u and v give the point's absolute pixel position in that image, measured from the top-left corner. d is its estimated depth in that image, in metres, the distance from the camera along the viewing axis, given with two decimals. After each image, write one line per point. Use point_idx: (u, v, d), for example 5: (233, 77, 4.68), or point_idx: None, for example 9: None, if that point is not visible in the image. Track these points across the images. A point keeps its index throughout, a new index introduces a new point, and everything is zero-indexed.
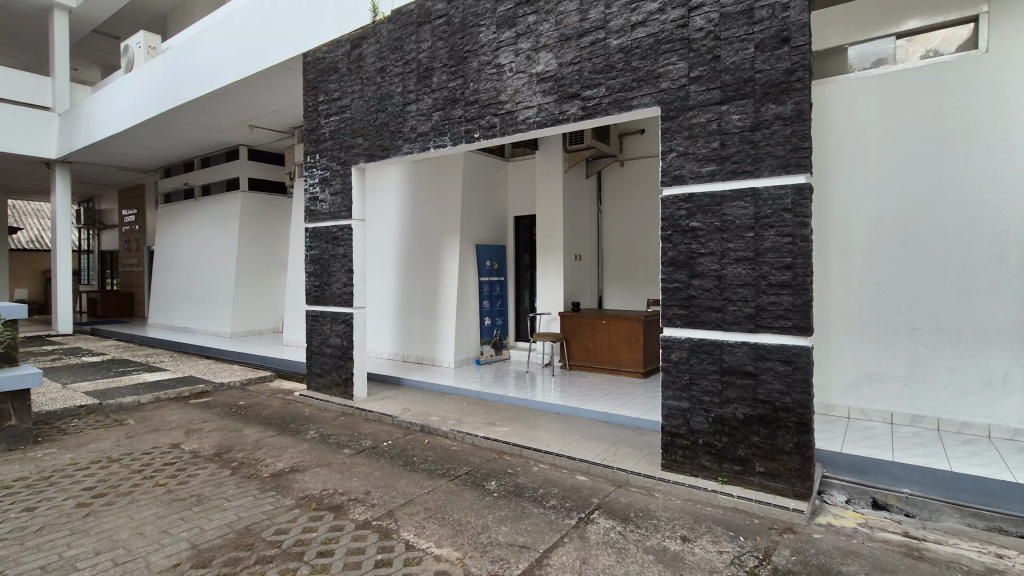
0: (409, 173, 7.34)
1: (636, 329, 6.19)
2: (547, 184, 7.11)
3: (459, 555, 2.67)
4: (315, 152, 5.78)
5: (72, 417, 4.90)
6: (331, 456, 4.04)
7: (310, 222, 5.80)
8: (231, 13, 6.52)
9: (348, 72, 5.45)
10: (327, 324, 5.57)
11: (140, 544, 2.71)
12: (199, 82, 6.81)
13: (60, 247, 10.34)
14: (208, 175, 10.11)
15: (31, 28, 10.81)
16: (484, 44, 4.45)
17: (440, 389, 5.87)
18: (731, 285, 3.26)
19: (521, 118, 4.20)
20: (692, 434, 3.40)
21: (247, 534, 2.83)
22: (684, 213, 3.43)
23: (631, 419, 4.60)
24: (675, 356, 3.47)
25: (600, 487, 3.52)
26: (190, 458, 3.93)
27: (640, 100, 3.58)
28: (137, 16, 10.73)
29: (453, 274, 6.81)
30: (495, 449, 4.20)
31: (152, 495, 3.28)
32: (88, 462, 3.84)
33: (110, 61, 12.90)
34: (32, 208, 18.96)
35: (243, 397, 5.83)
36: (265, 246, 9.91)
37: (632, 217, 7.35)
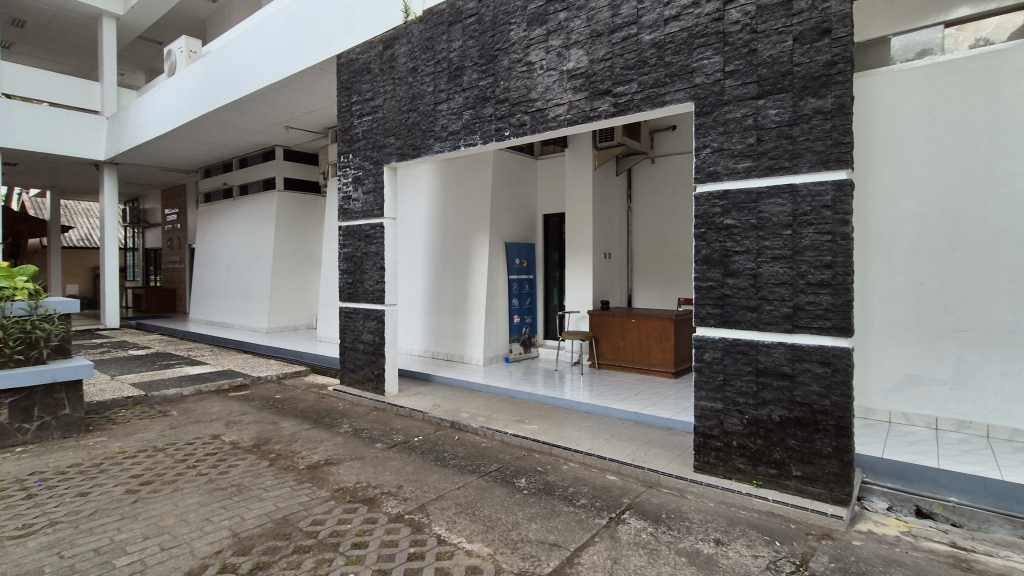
0: (440, 172, 7.40)
1: (667, 328, 6.09)
2: (577, 182, 7.08)
3: (490, 551, 2.69)
4: (348, 152, 5.90)
5: (120, 407, 5.12)
6: (364, 450, 4.11)
7: (343, 221, 5.91)
8: (267, 16, 6.69)
9: (380, 73, 5.53)
10: (360, 320, 5.67)
11: (185, 531, 2.81)
12: (238, 85, 7.01)
13: (108, 245, 10.79)
14: (245, 175, 10.42)
15: (81, 36, 11.34)
16: (514, 42, 4.45)
17: (469, 386, 5.91)
18: (767, 284, 3.18)
19: (551, 116, 4.19)
20: (726, 435, 3.34)
21: (285, 524, 2.91)
22: (718, 210, 3.36)
23: (662, 420, 4.54)
24: (708, 356, 3.41)
25: (631, 487, 3.49)
26: (230, 449, 4.06)
27: (674, 96, 3.52)
28: (178, 21, 11.11)
29: (482, 271, 6.85)
30: (524, 447, 4.20)
31: (195, 484, 3.40)
32: (135, 451, 4.00)
33: (153, 65, 13.39)
34: (82, 209, 19.88)
35: (279, 391, 5.99)
36: (299, 244, 10.14)
37: (663, 215, 7.24)
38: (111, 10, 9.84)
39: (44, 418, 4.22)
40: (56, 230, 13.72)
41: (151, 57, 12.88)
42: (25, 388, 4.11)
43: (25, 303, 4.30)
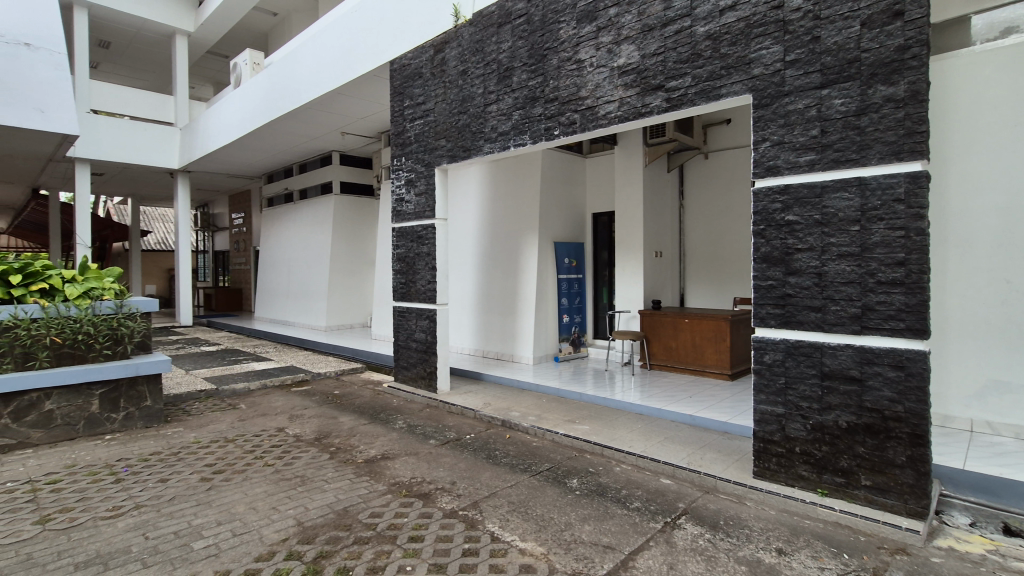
0: (489, 172, 7.47)
1: (723, 328, 5.89)
2: (627, 180, 6.97)
3: (544, 551, 2.69)
4: (401, 155, 6.05)
5: (194, 399, 5.47)
6: (418, 446, 4.21)
7: (396, 222, 6.06)
8: (324, 26, 6.95)
9: (432, 77, 5.64)
10: (413, 319, 5.80)
11: (254, 518, 2.97)
12: (298, 94, 7.34)
13: (182, 248, 11.53)
14: (305, 180, 10.89)
15: (157, 53, 12.19)
16: (564, 41, 4.44)
17: (519, 385, 5.93)
18: (833, 283, 3.02)
19: (601, 113, 4.15)
20: (788, 441, 3.20)
21: (345, 515, 3.03)
22: (778, 206, 3.23)
23: (719, 423, 4.40)
24: (769, 358, 3.28)
25: (687, 492, 3.41)
26: (293, 441, 4.25)
27: (730, 88, 3.41)
28: (242, 35, 11.72)
29: (531, 270, 6.86)
30: (576, 447, 4.18)
31: (262, 474, 3.59)
32: (208, 441, 4.26)
33: (220, 77, 14.19)
34: (160, 214, 21.37)
35: (338, 386, 6.23)
36: (354, 245, 10.47)
37: (718, 212, 7.01)
38: (183, 27, 10.51)
39: (129, 408, 4.57)
40: (136, 234, 14.82)
41: (219, 70, 13.65)
42: (113, 380, 4.46)
43: (111, 303, 4.67)
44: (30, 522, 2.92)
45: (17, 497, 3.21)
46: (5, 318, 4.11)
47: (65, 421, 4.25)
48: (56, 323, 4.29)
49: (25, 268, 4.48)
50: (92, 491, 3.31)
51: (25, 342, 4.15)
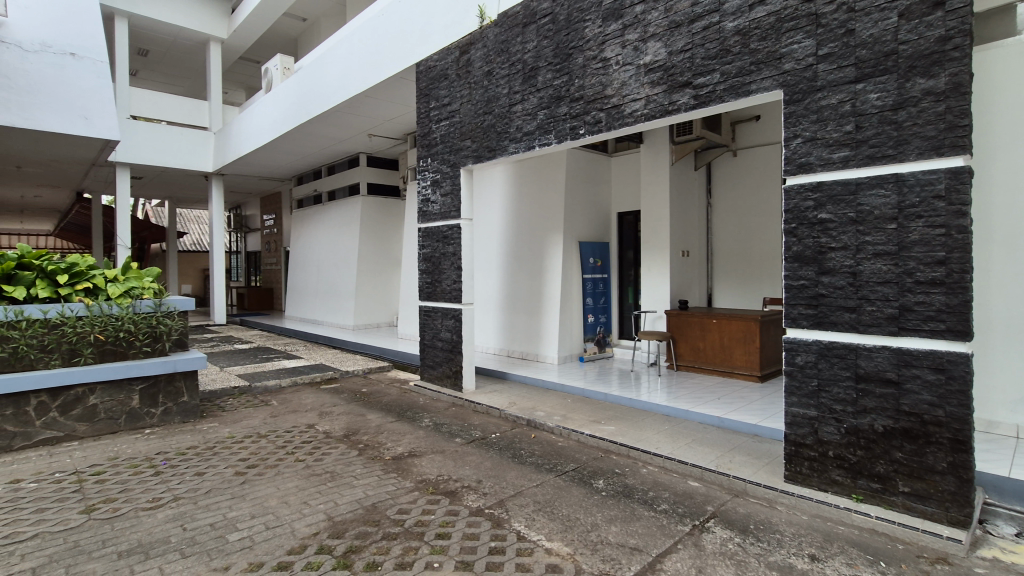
0: (514, 172, 7.49)
1: (752, 329, 5.76)
2: (653, 178, 6.90)
3: (570, 551, 2.69)
4: (427, 156, 6.11)
5: (228, 396, 5.63)
6: (445, 444, 4.25)
7: (422, 222, 6.12)
8: (352, 31, 7.07)
9: (457, 78, 5.68)
10: (439, 319, 5.85)
11: (286, 512, 3.05)
12: (326, 98, 7.48)
13: (216, 248, 11.88)
14: (333, 181, 11.09)
15: (192, 60, 12.59)
16: (589, 39, 4.41)
17: (544, 385, 5.92)
18: (868, 283, 2.94)
19: (627, 112, 4.12)
20: (820, 445, 3.12)
21: (374, 511, 3.08)
22: (811, 204, 3.15)
23: (748, 426, 4.32)
24: (801, 359, 3.20)
25: (715, 495, 3.36)
26: (323, 438, 4.34)
27: (760, 84, 3.34)
28: (272, 40, 12.01)
29: (556, 270, 6.85)
30: (602, 448, 4.16)
31: (293, 469, 3.68)
32: (242, 436, 4.38)
33: (251, 82, 14.56)
34: (194, 216, 22.08)
35: (366, 384, 6.33)
36: (381, 246, 10.61)
37: (746, 211, 6.88)
38: (217, 34, 10.81)
39: (168, 403, 4.73)
40: (173, 235, 15.32)
41: (251, 75, 14.02)
42: (152, 376, 4.63)
43: (150, 302, 4.84)
44: (76, 512, 3.05)
45: (65, 487, 3.37)
46: (53, 316, 4.31)
47: (108, 415, 4.43)
48: (99, 322, 4.47)
49: (71, 268, 4.68)
50: (134, 483, 3.45)
51: (72, 340, 4.35)
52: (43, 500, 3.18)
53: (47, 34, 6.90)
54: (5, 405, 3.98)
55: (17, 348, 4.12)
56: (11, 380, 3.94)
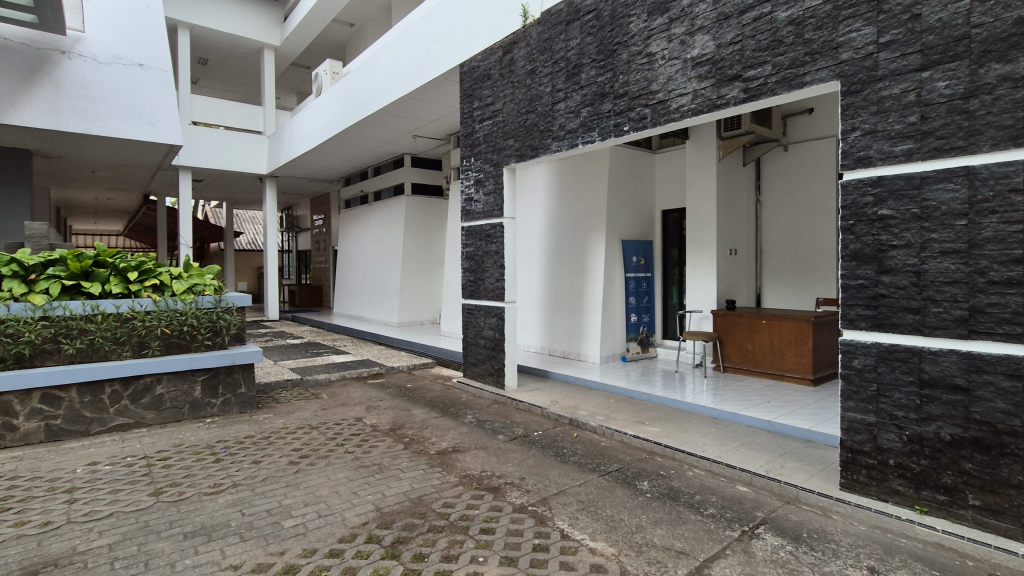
0: (556, 171, 7.46)
1: (804, 330, 5.54)
2: (698, 175, 6.75)
3: (615, 551, 2.67)
4: (470, 156, 6.17)
5: (282, 388, 5.88)
6: (487, 440, 4.29)
7: (465, 221, 6.20)
8: (398, 34, 7.23)
9: (500, 77, 5.71)
10: (482, 316, 5.91)
11: (336, 502, 3.16)
12: (374, 100, 7.67)
13: (269, 248, 12.39)
14: (379, 182, 11.37)
15: (247, 67, 13.17)
16: (634, 34, 4.35)
17: (586, 384, 5.88)
18: (934, 282, 2.78)
19: (674, 107, 4.04)
20: (880, 452, 2.97)
21: (420, 504, 3.14)
22: (870, 200, 2.99)
23: (800, 430, 4.16)
24: (858, 363, 3.05)
25: (766, 501, 3.25)
26: (370, 431, 4.46)
27: (815, 75, 3.20)
28: (321, 46, 12.42)
29: (599, 269, 6.79)
30: (646, 449, 4.10)
31: (342, 461, 3.80)
32: (295, 427, 4.57)
33: (302, 87, 15.11)
34: (250, 217, 23.15)
35: (411, 380, 6.48)
36: (424, 245, 10.80)
37: (798, 208, 6.61)
38: (270, 42, 11.27)
39: (227, 394, 4.98)
40: (230, 235, 16.09)
41: (302, 80, 14.56)
42: (213, 368, 4.89)
43: (211, 298, 5.09)
44: (146, 494, 3.26)
45: (135, 471, 3.60)
46: (124, 310, 4.61)
47: (173, 404, 4.70)
48: (166, 316, 4.76)
49: (140, 266, 4.99)
50: (196, 469, 3.65)
51: (141, 333, 4.64)
52: (117, 482, 3.41)
53: (118, 47, 7.35)
54: (84, 392, 4.30)
55: (93, 340, 4.43)
56: (89, 370, 4.25)
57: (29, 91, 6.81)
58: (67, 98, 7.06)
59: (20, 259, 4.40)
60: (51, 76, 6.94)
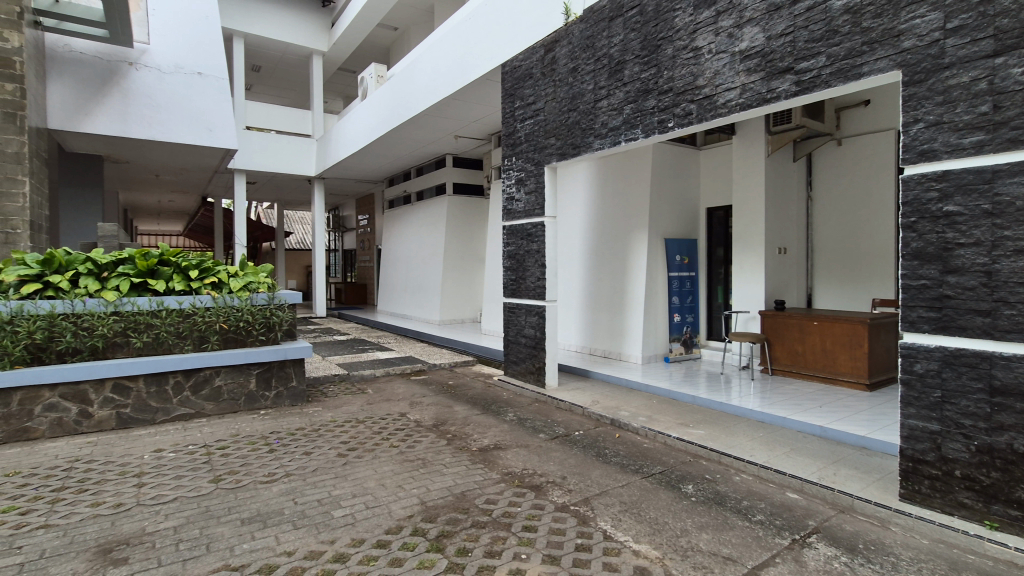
0: (597, 169, 7.39)
1: (859, 332, 5.29)
2: (746, 172, 6.55)
3: (659, 554, 2.64)
4: (512, 155, 6.19)
5: (330, 382, 6.09)
6: (529, 439, 4.31)
7: (507, 221, 6.23)
8: (441, 36, 7.33)
9: (542, 76, 5.71)
10: (523, 315, 5.94)
11: (383, 494, 3.24)
12: (417, 102, 7.82)
13: (317, 247, 12.80)
14: (421, 182, 11.57)
15: (297, 73, 13.66)
16: (679, 29, 4.27)
17: (628, 385, 5.81)
18: (1006, 283, 2.61)
19: (721, 102, 3.93)
20: (944, 463, 2.81)
21: (463, 499, 3.19)
22: (934, 195, 2.83)
23: (854, 438, 3.98)
24: (921, 367, 2.89)
25: (818, 509, 3.13)
26: (414, 426, 4.56)
27: (873, 65, 3.06)
28: (366, 50, 12.74)
29: (641, 267, 6.69)
30: (690, 451, 4.02)
31: (388, 454, 3.90)
32: (342, 420, 4.72)
33: (348, 91, 15.54)
34: (299, 217, 24.06)
35: (453, 377, 6.58)
36: (465, 244, 10.92)
37: (853, 205, 6.32)
38: (318, 47, 11.65)
39: (279, 387, 5.19)
40: (280, 235, 16.74)
41: (349, 84, 14.98)
42: (266, 362, 5.11)
43: (265, 295, 5.32)
44: (207, 480, 3.45)
45: (197, 458, 3.81)
46: (187, 306, 4.89)
47: (230, 396, 4.94)
48: (224, 312, 5.01)
49: (201, 265, 5.27)
50: (252, 458, 3.83)
51: (201, 328, 4.89)
52: (181, 468, 3.62)
53: (180, 56, 7.78)
54: (150, 383, 4.57)
55: (159, 334, 4.71)
56: (154, 362, 4.52)
57: (100, 101, 7.31)
58: (133, 106, 7.52)
59: (94, 259, 4.70)
60: (120, 86, 7.42)
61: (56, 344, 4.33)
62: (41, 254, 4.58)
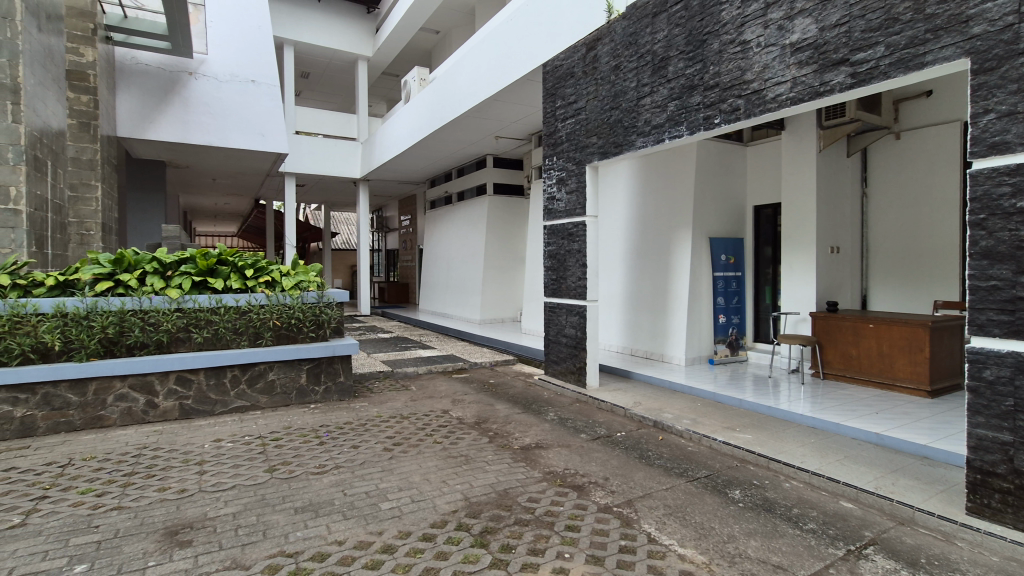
0: (639, 167, 7.30)
1: (919, 336, 5.02)
2: (795, 168, 6.32)
3: (705, 560, 2.59)
4: (553, 155, 6.18)
5: (375, 378, 6.26)
6: (570, 438, 4.30)
7: (548, 220, 6.23)
8: (483, 38, 7.40)
9: (584, 75, 5.68)
10: (564, 315, 5.93)
11: (428, 489, 3.31)
12: (459, 104, 7.93)
13: (362, 247, 13.15)
14: (463, 182, 11.71)
15: (344, 78, 14.08)
16: (726, 23, 4.17)
17: (671, 387, 5.72)
18: None
19: (770, 97, 3.82)
20: (1017, 476, 2.63)
21: (506, 496, 3.22)
22: (1006, 190, 2.66)
23: (915, 447, 3.78)
24: (990, 374, 2.72)
25: (874, 519, 3.00)
26: (457, 423, 4.63)
27: (939, 54, 2.89)
28: (410, 54, 13.00)
29: (684, 267, 6.56)
30: (737, 456, 3.92)
31: (432, 450, 3.97)
32: (388, 416, 4.85)
33: (393, 94, 15.92)
34: (345, 218, 24.81)
35: (494, 375, 6.65)
36: (505, 243, 10.98)
37: (913, 201, 6.00)
38: (364, 53, 12.00)
39: (328, 382, 5.38)
40: (327, 236, 17.29)
41: (393, 88, 15.34)
42: (316, 358, 5.29)
43: (315, 293, 5.51)
44: (262, 470, 3.61)
45: (253, 448, 4.00)
46: (243, 303, 5.13)
47: (283, 390, 5.15)
48: (277, 309, 5.22)
49: (256, 264, 5.51)
50: (304, 449, 3.99)
51: (256, 324, 5.12)
52: (239, 458, 3.81)
53: (235, 66, 8.16)
54: (209, 376, 4.82)
55: (217, 331, 4.96)
56: (213, 356, 4.76)
57: (164, 110, 7.74)
58: (193, 114, 7.91)
59: (159, 259, 4.98)
60: (182, 95, 7.82)
61: (126, 338, 4.62)
62: (113, 254, 4.87)
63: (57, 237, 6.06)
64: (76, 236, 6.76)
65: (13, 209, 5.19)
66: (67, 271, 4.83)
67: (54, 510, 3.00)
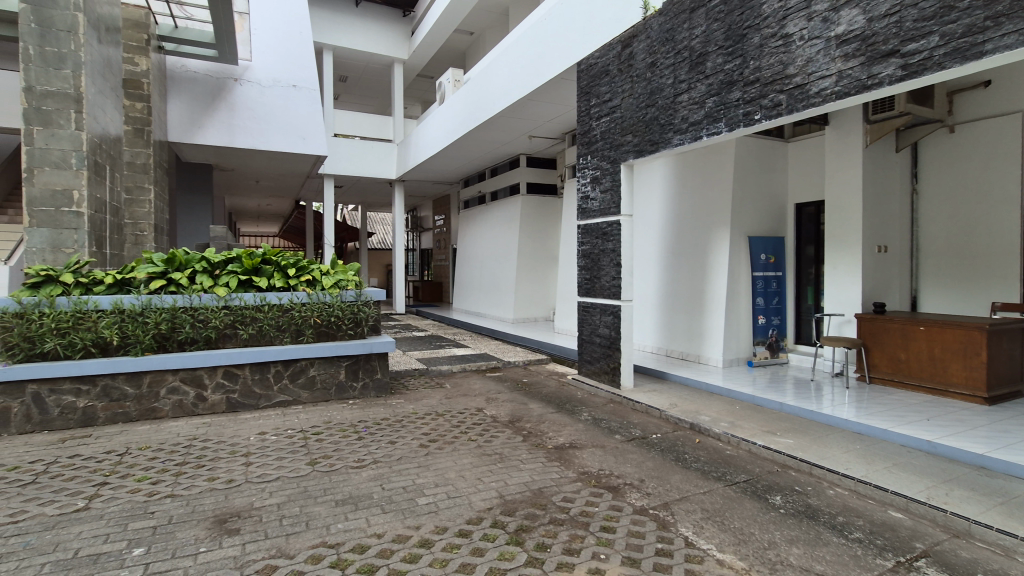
0: (676, 164, 7.19)
1: (972, 339, 4.79)
2: (840, 164, 6.10)
3: (744, 566, 2.54)
4: (587, 154, 6.15)
5: (411, 375, 6.37)
6: (604, 439, 4.28)
7: (582, 220, 6.19)
8: (518, 38, 7.42)
9: (619, 73, 5.63)
10: (597, 315, 5.90)
11: (463, 485, 3.35)
12: (493, 103, 7.97)
13: (397, 247, 13.38)
14: (496, 182, 11.77)
15: (380, 81, 14.37)
16: (767, 16, 4.05)
17: (707, 389, 5.62)
18: None
19: (814, 91, 3.70)
20: None
21: (540, 495, 3.23)
22: None
23: (970, 456, 3.60)
24: None
25: (925, 530, 2.88)
26: (491, 422, 4.67)
27: (999, 42, 2.74)
28: (444, 56, 13.16)
29: (722, 267, 6.43)
30: (778, 461, 3.82)
31: (467, 447, 4.02)
32: (423, 413, 4.93)
33: (427, 96, 16.15)
34: (381, 218, 25.28)
35: (527, 374, 6.67)
36: (538, 243, 10.98)
37: (968, 197, 5.70)
38: (400, 55, 12.20)
39: (365, 379, 5.50)
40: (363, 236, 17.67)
41: (427, 89, 15.56)
42: (354, 355, 5.43)
43: (354, 292, 5.65)
44: (304, 463, 3.73)
45: (295, 442, 4.14)
46: (286, 301, 5.30)
47: (322, 386, 5.30)
48: (318, 307, 5.37)
49: (297, 263, 5.68)
50: (343, 444, 4.10)
51: (298, 321, 5.29)
52: (283, 450, 3.95)
53: (278, 71, 8.43)
54: (254, 371, 5.00)
55: (262, 328, 5.14)
56: (258, 352, 4.95)
57: (211, 115, 8.07)
58: (238, 119, 8.19)
59: (208, 258, 5.19)
60: (227, 100, 8.12)
61: (178, 334, 4.85)
62: (165, 254, 5.09)
63: (115, 238, 6.39)
64: (132, 236, 7.17)
65: (76, 211, 5.51)
66: (123, 270, 5.08)
67: (114, 495, 3.17)
